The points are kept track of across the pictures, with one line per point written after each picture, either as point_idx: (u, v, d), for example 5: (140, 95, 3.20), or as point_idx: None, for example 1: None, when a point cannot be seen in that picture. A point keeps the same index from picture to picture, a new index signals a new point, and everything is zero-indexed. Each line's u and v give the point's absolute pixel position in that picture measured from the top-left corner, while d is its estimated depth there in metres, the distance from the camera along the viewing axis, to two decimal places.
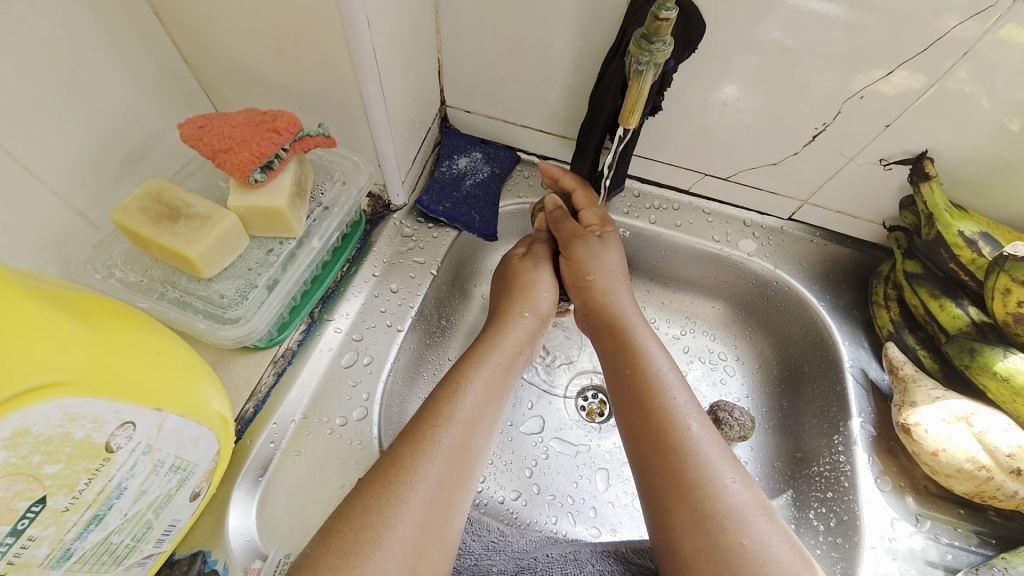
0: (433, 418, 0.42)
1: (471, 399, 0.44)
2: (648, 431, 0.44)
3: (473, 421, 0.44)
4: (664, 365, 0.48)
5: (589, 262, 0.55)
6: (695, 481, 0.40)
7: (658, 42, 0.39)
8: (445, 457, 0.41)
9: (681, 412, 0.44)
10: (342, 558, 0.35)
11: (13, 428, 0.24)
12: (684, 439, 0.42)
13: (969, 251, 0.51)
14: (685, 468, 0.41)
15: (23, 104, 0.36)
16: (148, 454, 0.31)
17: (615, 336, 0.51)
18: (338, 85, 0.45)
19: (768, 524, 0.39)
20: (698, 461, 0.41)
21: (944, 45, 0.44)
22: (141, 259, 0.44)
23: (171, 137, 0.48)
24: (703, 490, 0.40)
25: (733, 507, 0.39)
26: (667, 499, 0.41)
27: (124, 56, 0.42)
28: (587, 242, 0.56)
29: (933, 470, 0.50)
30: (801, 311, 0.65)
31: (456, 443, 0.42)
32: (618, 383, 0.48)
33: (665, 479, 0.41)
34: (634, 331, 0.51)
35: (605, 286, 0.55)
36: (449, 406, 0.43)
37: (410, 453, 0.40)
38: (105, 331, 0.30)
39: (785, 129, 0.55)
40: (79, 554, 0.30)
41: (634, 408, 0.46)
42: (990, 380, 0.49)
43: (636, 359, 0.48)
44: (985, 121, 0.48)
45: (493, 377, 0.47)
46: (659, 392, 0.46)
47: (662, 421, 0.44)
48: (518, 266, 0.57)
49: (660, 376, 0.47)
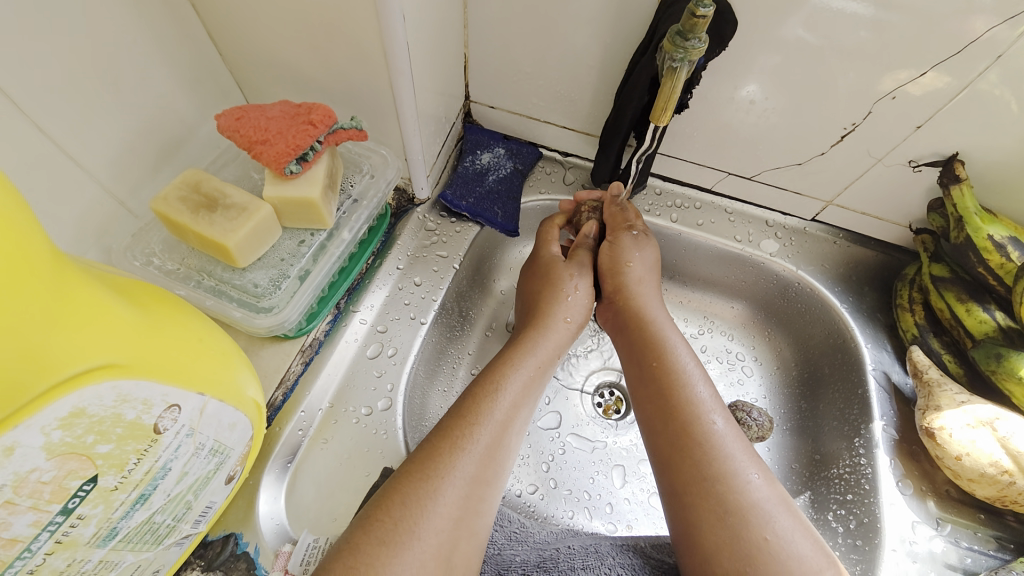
0: (472, 415, 0.44)
1: (509, 398, 0.46)
2: (671, 426, 0.44)
3: (509, 420, 0.45)
4: (689, 360, 0.48)
5: (631, 252, 0.56)
6: (719, 476, 0.41)
7: (693, 39, 0.39)
8: (481, 455, 0.42)
9: (705, 407, 0.45)
10: (383, 546, 0.36)
11: (69, 408, 0.25)
12: (707, 434, 0.43)
13: (998, 255, 0.51)
14: (708, 461, 0.42)
15: (69, 95, 0.37)
16: (190, 437, 0.32)
17: (641, 330, 0.52)
18: (369, 79, 0.46)
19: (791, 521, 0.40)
20: (721, 456, 0.42)
21: (981, 45, 0.43)
22: (178, 248, 0.45)
23: (204, 129, 0.49)
24: (725, 484, 0.40)
25: (755, 502, 0.40)
26: (687, 490, 0.41)
27: (163, 48, 0.43)
28: (621, 237, 0.57)
29: (955, 474, 0.50)
30: (823, 313, 0.65)
31: (492, 442, 0.43)
32: (641, 375, 0.49)
33: (687, 471, 0.42)
34: (659, 327, 0.51)
35: (639, 276, 0.56)
36: (487, 404, 0.45)
37: (447, 448, 0.41)
38: (152, 317, 0.31)
39: (812, 129, 0.54)
40: (123, 533, 0.31)
41: (657, 399, 0.46)
42: (1016, 386, 0.49)
43: (660, 353, 0.49)
44: (1019, 124, 0.47)
45: (532, 375, 0.49)
46: (684, 386, 0.46)
47: (686, 414, 0.44)
48: (563, 270, 0.57)
49: (684, 371, 0.47)
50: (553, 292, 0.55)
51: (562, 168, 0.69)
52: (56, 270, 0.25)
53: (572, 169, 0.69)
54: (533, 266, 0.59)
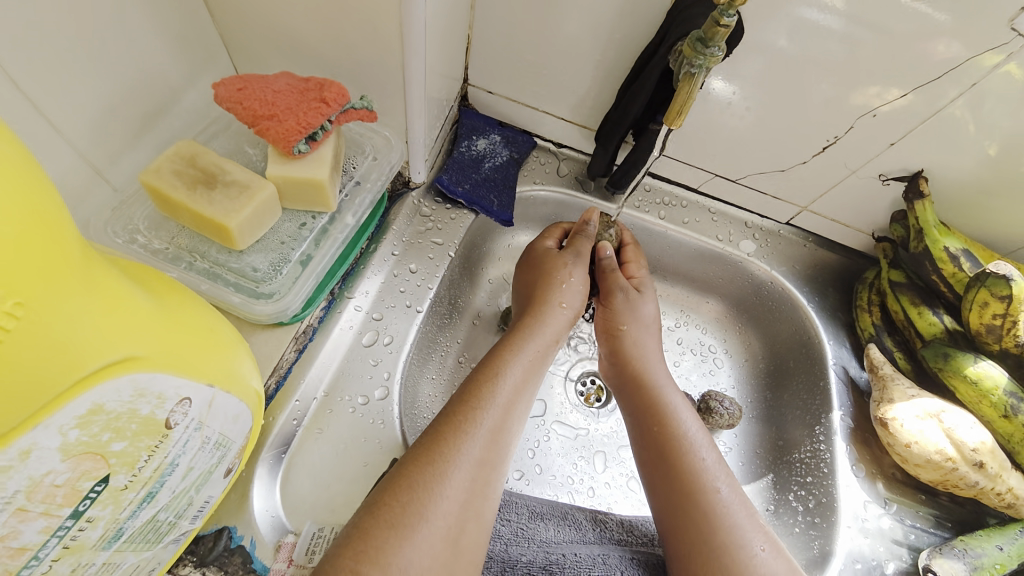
0: (475, 401, 0.44)
1: (511, 382, 0.46)
2: (677, 493, 0.46)
3: (512, 404, 0.45)
4: (691, 426, 0.50)
5: (625, 314, 0.58)
6: (725, 546, 0.43)
7: (712, 47, 0.40)
8: (485, 438, 0.42)
9: (709, 475, 0.47)
10: (393, 530, 0.36)
11: (88, 405, 0.23)
12: (711, 503, 0.45)
13: (951, 265, 0.57)
14: (714, 531, 0.44)
15: (50, 49, 0.33)
16: (198, 430, 0.30)
17: (642, 392, 0.53)
18: (379, 56, 0.44)
19: (781, 566, 0.43)
20: (726, 526, 0.44)
21: (957, 74, 0.47)
22: (166, 226, 0.41)
23: (190, 96, 0.45)
24: (730, 556, 0.43)
25: (762, 574, 0.42)
26: (693, 561, 0.43)
27: (151, 3, 0.39)
28: (624, 293, 0.58)
29: (903, 459, 0.56)
30: (791, 311, 0.70)
31: (496, 425, 0.43)
32: (645, 443, 0.51)
33: (692, 541, 0.44)
34: (663, 391, 0.53)
35: (636, 337, 0.57)
36: (488, 390, 0.45)
37: (451, 433, 0.41)
38: (162, 303, 0.29)
39: (799, 139, 0.58)
40: (128, 533, 0.29)
41: (660, 469, 0.48)
42: (960, 382, 0.55)
43: (663, 418, 0.51)
44: (977, 148, 0.52)
45: (531, 362, 0.49)
46: (690, 453, 0.48)
47: (690, 484, 0.46)
48: (557, 261, 0.57)
49: (688, 438, 0.49)
50: (548, 282, 0.56)
51: (556, 158, 0.69)
52: (82, 261, 0.23)
53: (566, 161, 0.69)
54: (529, 259, 0.60)
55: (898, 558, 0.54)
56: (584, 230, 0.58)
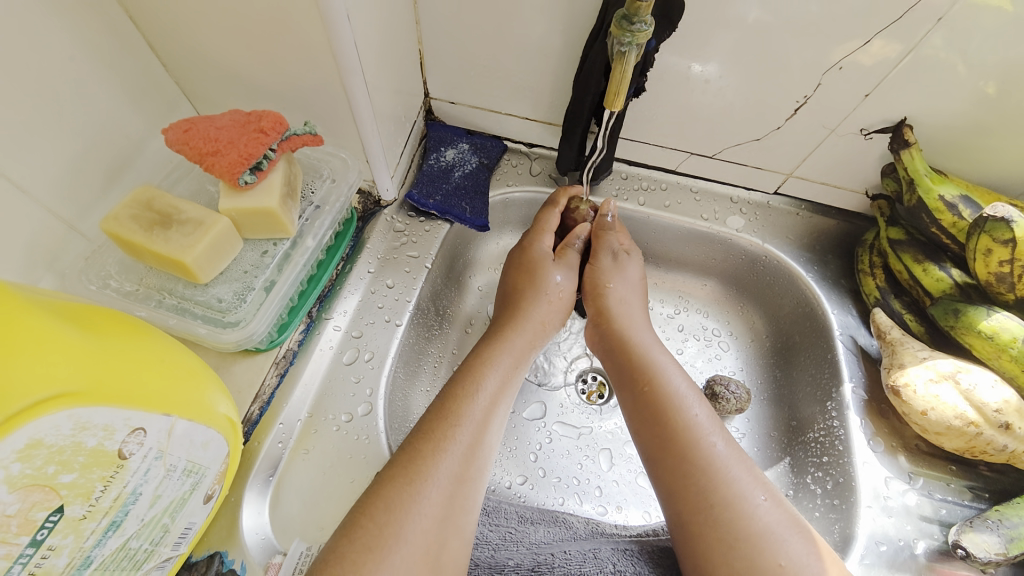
0: (453, 417, 0.44)
1: (487, 395, 0.46)
2: (672, 451, 0.44)
3: (488, 419, 0.45)
4: (681, 382, 0.49)
5: (611, 274, 0.57)
6: (726, 502, 0.41)
7: (638, 23, 0.40)
8: (464, 453, 0.42)
9: (703, 429, 0.45)
10: (368, 552, 0.36)
11: (26, 439, 0.25)
12: (709, 457, 0.43)
13: (950, 214, 0.53)
14: (714, 488, 0.42)
15: (9, 118, 0.36)
16: (160, 459, 0.32)
17: (627, 352, 0.52)
18: (321, 81, 0.45)
19: (781, 516, 0.41)
20: (726, 480, 0.42)
21: (916, 14, 0.44)
22: (135, 268, 0.44)
23: (154, 143, 0.48)
24: (732, 510, 0.41)
25: (765, 526, 0.40)
26: (696, 520, 0.41)
27: (104, 63, 0.42)
28: (612, 254, 0.58)
29: (924, 429, 0.52)
30: (791, 283, 0.66)
31: (474, 441, 0.43)
32: (635, 403, 0.49)
33: (692, 498, 0.42)
34: (649, 352, 0.51)
35: (623, 296, 0.57)
36: (466, 404, 0.45)
37: (429, 451, 0.41)
38: (111, 340, 0.31)
39: (767, 104, 0.55)
40: (99, 560, 0.31)
41: (652, 426, 0.46)
42: (975, 338, 0.51)
43: (652, 376, 0.49)
44: (959, 87, 0.49)
45: (507, 369, 0.49)
46: (682, 409, 0.46)
47: (686, 440, 0.44)
48: (542, 262, 0.58)
49: (678, 393, 0.48)
50: (534, 283, 0.56)
51: (528, 159, 0.69)
52: None
53: (539, 160, 0.69)
54: (514, 257, 0.59)
55: (929, 536, 0.51)
56: (572, 243, 0.60)
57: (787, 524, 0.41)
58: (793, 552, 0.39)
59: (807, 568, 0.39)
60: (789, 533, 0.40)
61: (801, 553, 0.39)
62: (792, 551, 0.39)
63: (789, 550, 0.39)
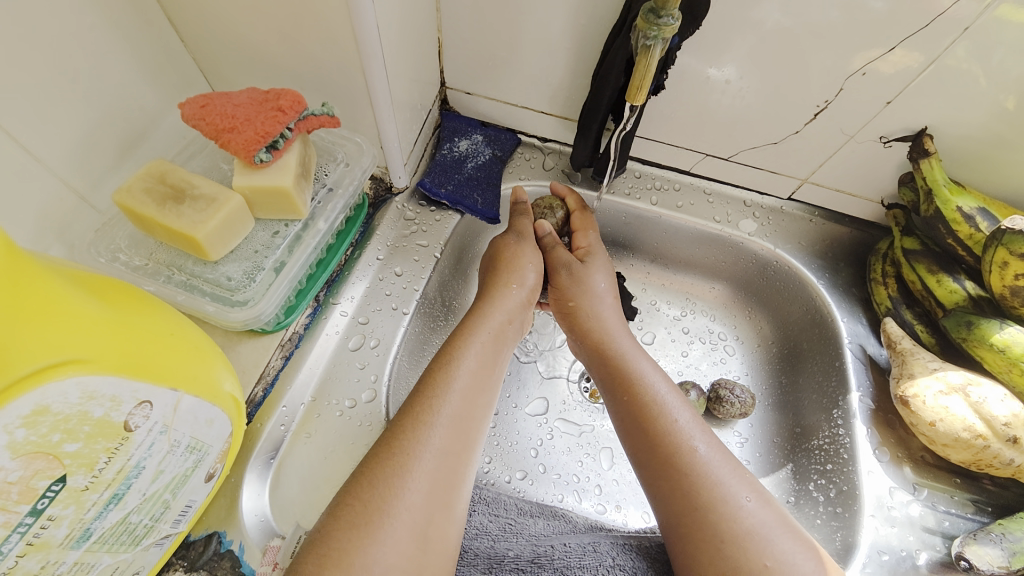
0: (432, 389, 0.43)
1: (467, 367, 0.46)
2: (655, 458, 0.44)
3: (473, 391, 0.45)
4: (662, 387, 0.48)
5: (571, 290, 0.56)
6: (710, 504, 0.41)
7: (665, 16, 0.40)
8: (447, 426, 0.42)
9: (685, 434, 0.45)
10: (354, 529, 0.36)
11: (32, 406, 0.25)
12: (691, 462, 0.43)
13: (967, 226, 0.52)
14: (698, 491, 0.42)
15: (26, 86, 0.36)
16: (165, 434, 0.32)
17: (608, 361, 0.52)
18: (339, 63, 0.44)
19: (769, 516, 0.41)
20: (711, 482, 0.42)
21: (942, 23, 0.44)
22: (145, 243, 0.43)
23: (169, 119, 0.48)
24: (717, 512, 0.40)
25: (752, 527, 0.40)
26: (682, 524, 0.41)
27: (122, 35, 0.42)
28: (569, 268, 0.57)
29: (931, 440, 0.52)
30: (800, 289, 0.66)
31: (458, 412, 0.43)
32: (618, 412, 0.48)
33: (677, 505, 0.42)
34: (628, 359, 0.51)
35: (590, 310, 0.55)
36: (445, 377, 0.45)
37: (411, 425, 0.41)
38: (120, 311, 0.31)
39: (786, 108, 0.55)
40: (98, 533, 0.31)
41: (636, 433, 0.46)
42: (987, 352, 0.50)
43: (632, 385, 0.49)
44: (981, 100, 0.48)
45: (487, 346, 0.49)
46: (662, 415, 0.46)
47: (667, 447, 0.44)
48: (503, 241, 0.57)
49: (658, 400, 0.47)
50: (499, 264, 0.55)
51: (542, 153, 0.68)
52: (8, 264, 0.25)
53: (552, 154, 0.68)
54: (486, 245, 0.59)
55: (931, 548, 0.50)
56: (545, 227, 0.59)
57: (775, 524, 0.40)
58: (782, 551, 0.39)
59: (796, 565, 0.38)
60: (777, 534, 0.40)
61: (790, 552, 0.39)
62: (781, 551, 0.39)
63: (777, 549, 0.39)
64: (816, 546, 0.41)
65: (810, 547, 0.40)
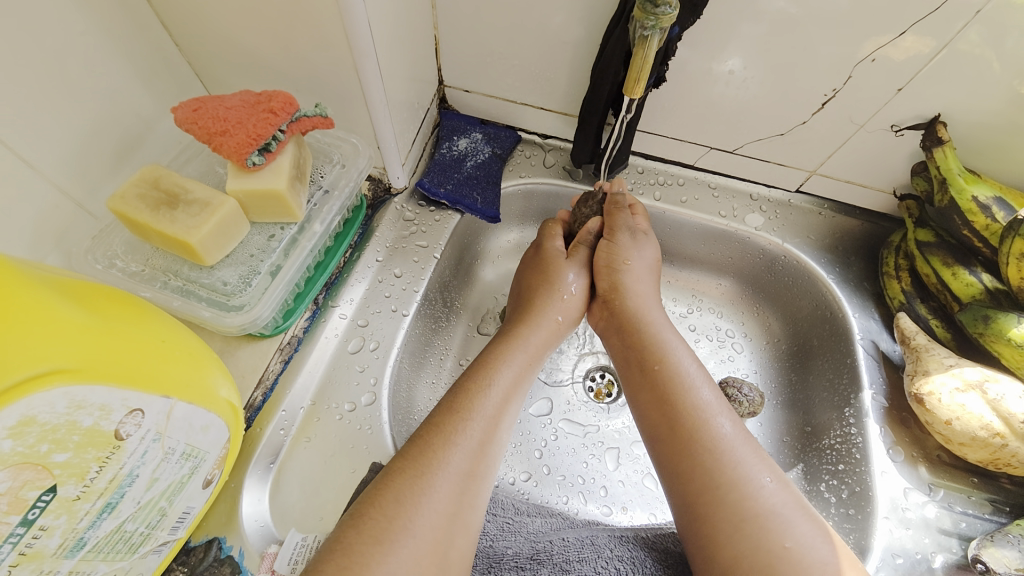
0: (465, 410, 0.43)
1: (501, 386, 0.46)
2: (678, 430, 0.43)
3: (499, 415, 0.44)
4: (690, 363, 0.48)
5: (629, 250, 0.55)
6: (732, 483, 0.40)
7: (663, 6, 0.39)
8: (473, 449, 0.41)
9: (711, 411, 0.44)
10: (377, 545, 0.35)
11: (18, 416, 0.25)
12: (715, 438, 0.42)
13: (982, 217, 0.51)
14: (719, 468, 0.41)
15: (19, 94, 0.36)
16: (158, 442, 0.32)
17: (635, 333, 0.51)
18: (331, 64, 0.44)
19: (787, 498, 0.40)
20: (733, 460, 0.41)
21: (952, 8, 0.42)
22: (141, 248, 0.43)
23: (164, 124, 0.48)
24: (738, 491, 0.39)
25: (772, 507, 0.39)
26: (700, 500, 0.40)
27: (115, 41, 0.41)
28: (630, 231, 0.56)
29: (947, 439, 0.50)
30: (810, 285, 0.64)
31: (485, 436, 0.43)
32: (643, 383, 0.48)
33: (696, 480, 0.41)
34: (658, 333, 0.50)
35: (637, 277, 0.55)
36: (479, 398, 0.44)
37: (439, 444, 0.40)
38: (107, 318, 0.31)
39: (791, 100, 0.53)
40: (92, 542, 0.31)
41: (660, 404, 0.45)
42: (1004, 346, 0.48)
43: (660, 356, 0.48)
44: (994, 87, 0.46)
45: (522, 365, 0.49)
46: (690, 390, 0.45)
47: (692, 421, 0.43)
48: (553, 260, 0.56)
49: (686, 375, 0.46)
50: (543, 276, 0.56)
51: (542, 150, 0.67)
52: None
53: (553, 151, 0.67)
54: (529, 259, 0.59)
55: (947, 550, 0.49)
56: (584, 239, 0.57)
57: (793, 506, 0.39)
58: (800, 533, 0.38)
59: (814, 549, 0.37)
60: (795, 515, 0.39)
61: (809, 535, 0.38)
62: (799, 533, 0.38)
63: (796, 532, 0.38)
64: (831, 532, 0.39)
65: (826, 532, 0.39)
